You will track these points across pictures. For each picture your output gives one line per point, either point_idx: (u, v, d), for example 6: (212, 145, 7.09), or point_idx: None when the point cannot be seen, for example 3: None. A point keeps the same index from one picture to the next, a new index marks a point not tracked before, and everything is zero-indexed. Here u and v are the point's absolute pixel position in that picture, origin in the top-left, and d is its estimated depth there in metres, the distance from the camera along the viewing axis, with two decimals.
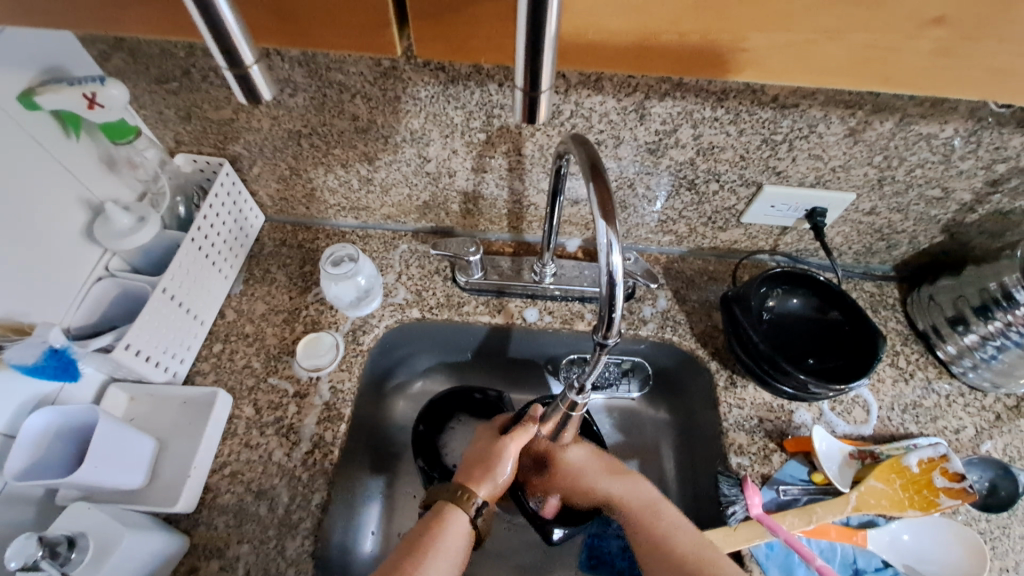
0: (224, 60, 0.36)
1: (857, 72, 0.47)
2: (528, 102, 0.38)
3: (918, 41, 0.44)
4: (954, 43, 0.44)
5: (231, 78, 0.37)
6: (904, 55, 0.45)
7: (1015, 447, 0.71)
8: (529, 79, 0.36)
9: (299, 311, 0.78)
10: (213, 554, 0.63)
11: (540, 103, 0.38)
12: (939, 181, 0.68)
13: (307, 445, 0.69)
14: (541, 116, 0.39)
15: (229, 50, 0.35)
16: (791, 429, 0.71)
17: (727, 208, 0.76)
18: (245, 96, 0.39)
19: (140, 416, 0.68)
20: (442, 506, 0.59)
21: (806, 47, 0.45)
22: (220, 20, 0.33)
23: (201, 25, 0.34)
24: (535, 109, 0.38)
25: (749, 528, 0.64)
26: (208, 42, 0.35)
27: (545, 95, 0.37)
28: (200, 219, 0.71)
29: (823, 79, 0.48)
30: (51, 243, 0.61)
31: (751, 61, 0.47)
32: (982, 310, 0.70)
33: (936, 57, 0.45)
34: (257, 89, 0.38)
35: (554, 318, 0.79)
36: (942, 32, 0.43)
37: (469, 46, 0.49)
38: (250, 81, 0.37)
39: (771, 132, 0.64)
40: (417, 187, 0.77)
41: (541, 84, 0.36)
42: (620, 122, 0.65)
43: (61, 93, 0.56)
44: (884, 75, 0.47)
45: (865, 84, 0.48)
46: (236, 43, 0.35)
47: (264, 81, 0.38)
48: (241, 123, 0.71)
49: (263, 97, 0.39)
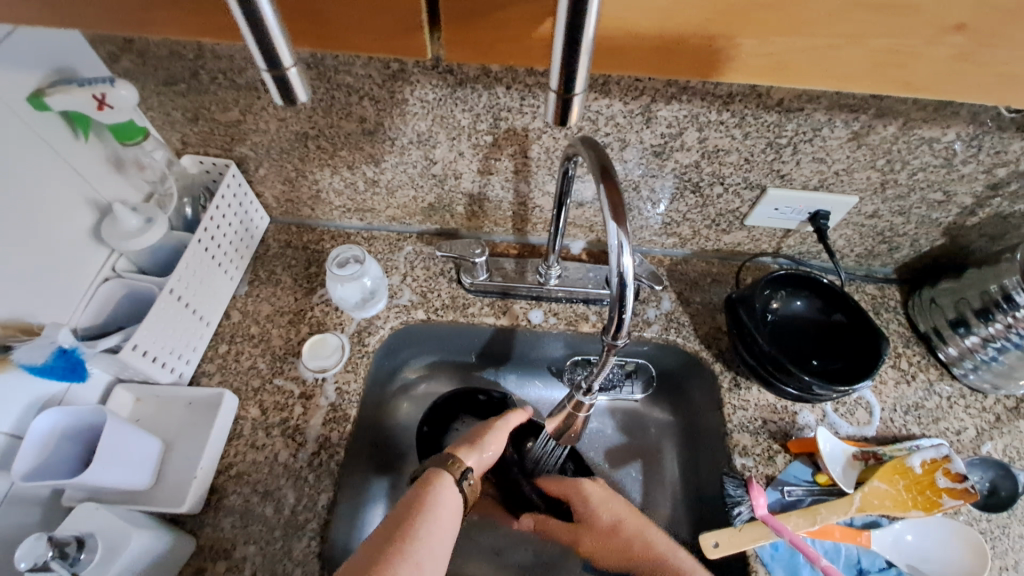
0: (262, 61, 0.36)
1: (875, 77, 0.47)
2: (559, 105, 0.38)
3: (937, 47, 0.44)
4: (971, 48, 0.44)
5: (269, 79, 0.38)
6: (924, 60, 0.45)
7: (1015, 447, 0.72)
8: (562, 81, 0.37)
9: (305, 312, 0.78)
10: (220, 555, 0.62)
11: (573, 106, 0.38)
12: (940, 185, 0.69)
13: (313, 446, 0.69)
14: (574, 117, 0.39)
15: (269, 52, 0.35)
16: (794, 430, 0.71)
17: (731, 210, 0.76)
18: (280, 96, 0.39)
19: (147, 417, 0.68)
20: (430, 471, 0.61)
21: (829, 52, 0.46)
22: (261, 19, 0.33)
23: (242, 26, 0.34)
24: (567, 111, 0.39)
25: (754, 529, 0.64)
26: (248, 44, 0.35)
27: (578, 98, 0.38)
28: (207, 220, 0.71)
29: (841, 83, 0.48)
30: (60, 244, 0.62)
31: (767, 66, 0.47)
32: (982, 312, 0.71)
33: (954, 63, 0.46)
34: (293, 89, 0.38)
35: (558, 320, 0.80)
36: (960, 39, 0.44)
37: (493, 49, 0.49)
38: (288, 82, 0.38)
39: (776, 136, 0.65)
40: (423, 188, 0.78)
41: (574, 86, 0.37)
42: (627, 125, 0.65)
43: (71, 94, 0.57)
44: (905, 80, 0.47)
45: (884, 89, 0.48)
46: (276, 43, 0.35)
47: (301, 81, 0.38)
48: (248, 125, 0.71)
49: (300, 98, 0.39)
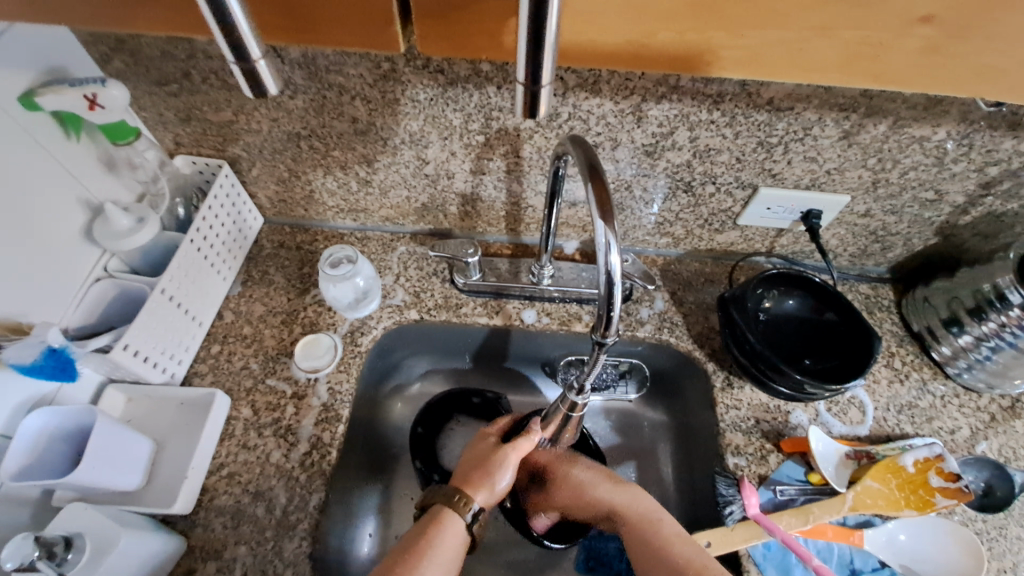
0: (230, 54, 0.36)
1: (849, 68, 0.47)
2: (528, 98, 0.38)
3: (908, 39, 0.44)
4: (942, 40, 0.44)
5: (236, 71, 0.38)
6: (895, 52, 0.45)
7: (1010, 447, 0.71)
8: (529, 74, 0.37)
9: (298, 312, 0.78)
10: (210, 556, 0.62)
11: (541, 97, 0.38)
12: (932, 183, 0.69)
13: (304, 446, 0.69)
14: (542, 110, 0.39)
15: (236, 44, 0.35)
16: (788, 430, 0.71)
17: (724, 210, 0.76)
18: (251, 89, 0.39)
19: (137, 417, 0.68)
20: (440, 509, 0.59)
21: (800, 45, 0.46)
22: (227, 14, 0.33)
23: (207, 16, 0.34)
24: (536, 102, 0.39)
25: (746, 528, 0.64)
26: (215, 38, 0.36)
27: (545, 89, 0.38)
28: (199, 220, 0.71)
29: (817, 75, 0.48)
30: (50, 243, 0.62)
31: (747, 59, 0.47)
32: (976, 312, 0.70)
33: (925, 55, 0.45)
34: (262, 81, 0.38)
35: (551, 320, 0.79)
36: (930, 31, 0.44)
37: (472, 43, 0.49)
38: (257, 75, 0.38)
39: (767, 135, 0.65)
40: (416, 189, 0.78)
41: (541, 78, 0.37)
42: (618, 125, 0.65)
43: (63, 94, 0.57)
44: (875, 73, 0.47)
45: (856, 83, 0.48)
46: (243, 37, 0.35)
47: (270, 73, 0.38)
48: (241, 125, 0.71)
49: (269, 92, 0.39)
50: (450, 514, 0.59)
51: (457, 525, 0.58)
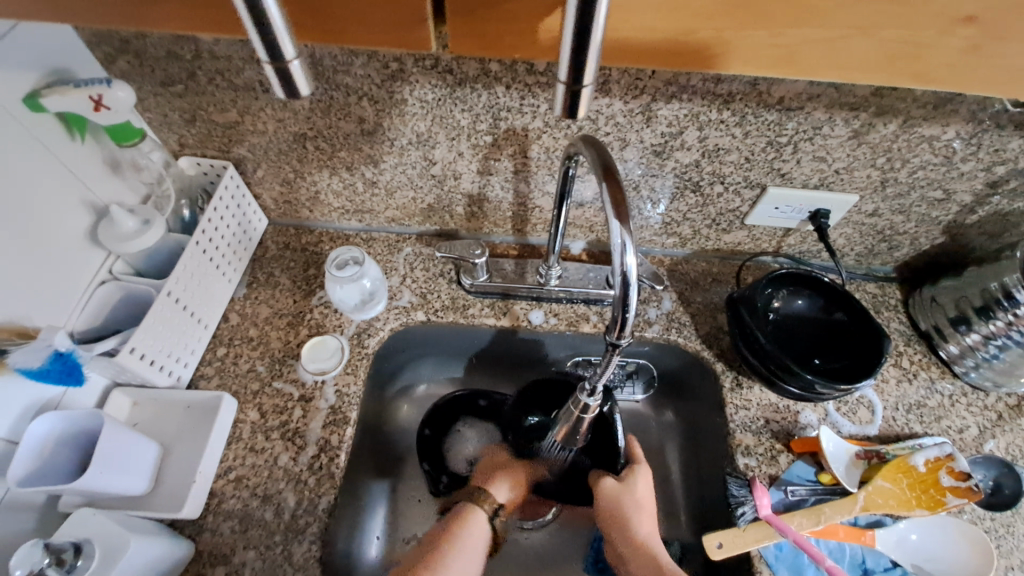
0: (264, 53, 0.36)
1: (885, 66, 0.47)
2: (568, 97, 0.38)
3: (948, 39, 0.44)
4: (982, 42, 0.44)
5: (270, 71, 0.37)
6: (934, 54, 0.45)
7: (1017, 446, 0.71)
8: (572, 73, 0.36)
9: (303, 314, 0.78)
10: (219, 561, 0.62)
11: (582, 96, 0.38)
12: (940, 183, 0.69)
13: (313, 449, 0.68)
14: (581, 109, 0.39)
15: (271, 43, 0.35)
16: (797, 430, 0.71)
17: (732, 210, 0.76)
18: (282, 90, 0.39)
19: (144, 422, 0.68)
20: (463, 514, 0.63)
21: (838, 44, 0.45)
22: (261, 9, 0.33)
23: (245, 18, 0.34)
24: (576, 102, 0.38)
25: (758, 529, 0.64)
26: (249, 35, 0.35)
27: (586, 89, 0.37)
28: (204, 222, 0.70)
29: (854, 74, 0.48)
30: (54, 245, 0.61)
31: (779, 58, 0.47)
32: (983, 310, 0.71)
33: (964, 55, 0.45)
34: (295, 82, 0.38)
35: (559, 320, 0.79)
36: (970, 32, 0.43)
37: (502, 42, 0.49)
38: (289, 75, 0.37)
39: (776, 134, 0.65)
40: (422, 189, 0.77)
41: (583, 78, 0.36)
42: (627, 124, 0.65)
43: (67, 95, 0.56)
44: (915, 72, 0.47)
45: (896, 81, 0.48)
46: (276, 34, 0.34)
47: (303, 74, 0.38)
48: (246, 126, 0.70)
49: (302, 92, 0.39)
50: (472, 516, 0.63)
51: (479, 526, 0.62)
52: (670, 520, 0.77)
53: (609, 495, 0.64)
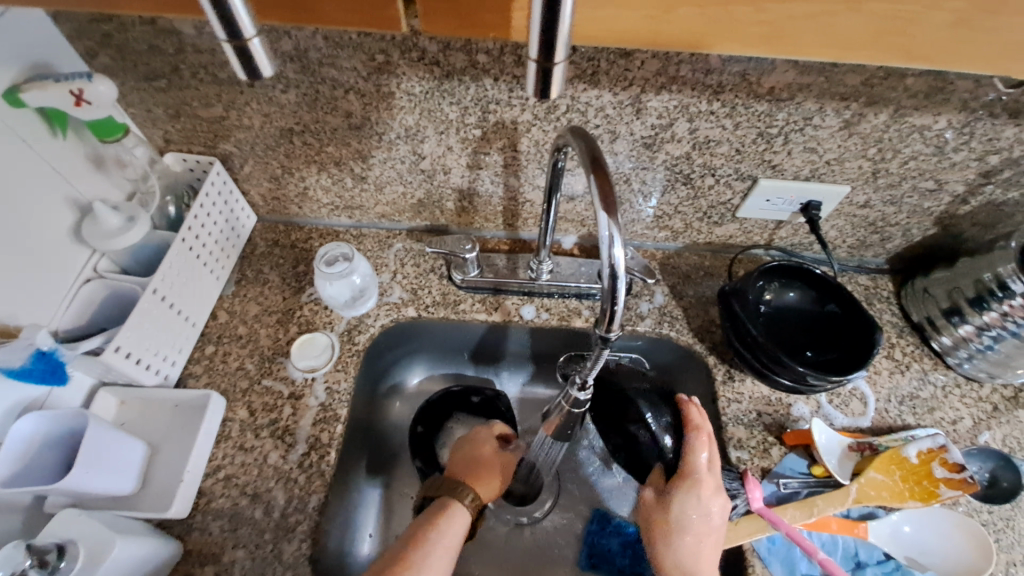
0: (222, 31, 0.35)
1: (872, 45, 0.46)
2: (540, 74, 0.37)
3: (936, 14, 0.43)
4: (973, 15, 0.43)
5: (228, 49, 0.36)
6: (923, 28, 0.44)
7: (1014, 437, 0.71)
8: (542, 49, 0.35)
9: (293, 311, 0.77)
10: (207, 560, 0.61)
11: (554, 73, 0.37)
12: (932, 173, 0.69)
13: (303, 447, 0.67)
14: (555, 90, 0.38)
15: (229, 22, 0.34)
16: (789, 422, 0.71)
17: (723, 202, 0.76)
18: (243, 70, 0.38)
19: (131, 421, 0.67)
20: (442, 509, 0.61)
21: (825, 19, 0.44)
22: None
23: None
24: (547, 81, 0.38)
25: (749, 523, 0.64)
26: (205, 12, 0.34)
27: (558, 66, 0.36)
28: (190, 218, 0.69)
29: (839, 52, 0.46)
30: (39, 243, 0.60)
31: (764, 34, 0.46)
32: (976, 301, 0.70)
33: (953, 30, 0.44)
34: (256, 63, 0.37)
35: (550, 315, 0.79)
36: (960, 6, 0.42)
37: (479, 20, 0.47)
38: (250, 54, 0.36)
39: (767, 126, 0.64)
40: (412, 184, 0.76)
41: (555, 54, 0.36)
42: (617, 117, 0.64)
43: (48, 90, 0.55)
44: (903, 48, 0.46)
45: (885, 58, 0.47)
46: (234, 13, 0.34)
47: (264, 54, 0.37)
48: (232, 121, 0.70)
49: (263, 72, 0.38)
50: (456, 501, 0.62)
51: (462, 504, 0.62)
52: None
53: (647, 515, 0.61)
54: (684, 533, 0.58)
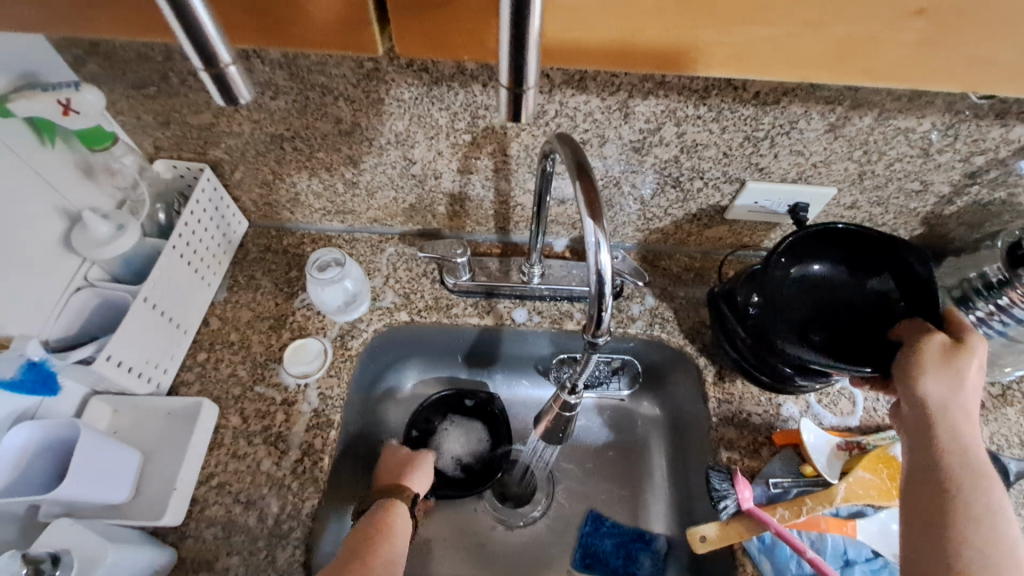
0: (198, 59, 0.35)
1: (837, 63, 0.46)
2: (511, 98, 0.38)
3: (901, 32, 0.44)
4: (935, 33, 0.43)
5: (207, 79, 0.37)
6: (887, 47, 0.45)
7: (1002, 435, 0.72)
8: (512, 74, 0.36)
9: (286, 317, 0.77)
10: (201, 567, 0.61)
11: (525, 98, 0.37)
12: (918, 174, 0.70)
13: (296, 454, 0.68)
14: (526, 112, 0.39)
15: (203, 49, 0.34)
16: (779, 422, 0.72)
17: (712, 204, 0.76)
18: (222, 97, 0.38)
19: (124, 429, 0.67)
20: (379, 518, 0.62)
21: (787, 41, 0.45)
22: (192, 17, 0.32)
23: (173, 21, 0.33)
24: (519, 105, 0.38)
25: (740, 524, 0.65)
26: (181, 42, 0.34)
27: (529, 92, 0.37)
28: (181, 226, 0.69)
29: (799, 71, 0.47)
30: (28, 253, 0.60)
31: (732, 55, 0.47)
32: (961, 301, 0.70)
33: (917, 48, 0.45)
34: (234, 88, 0.37)
35: (542, 319, 0.79)
36: (923, 23, 0.43)
37: (448, 40, 0.48)
38: (227, 80, 0.37)
39: (753, 129, 0.65)
40: (403, 189, 0.77)
41: (525, 79, 0.36)
42: (605, 121, 0.65)
43: (36, 100, 0.55)
44: (865, 67, 0.47)
45: (848, 79, 0.48)
46: (211, 42, 0.34)
47: (242, 79, 0.37)
48: (221, 127, 0.70)
49: (242, 99, 0.38)
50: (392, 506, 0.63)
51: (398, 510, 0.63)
52: (658, 514, 0.77)
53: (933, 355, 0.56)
54: (970, 382, 0.54)
